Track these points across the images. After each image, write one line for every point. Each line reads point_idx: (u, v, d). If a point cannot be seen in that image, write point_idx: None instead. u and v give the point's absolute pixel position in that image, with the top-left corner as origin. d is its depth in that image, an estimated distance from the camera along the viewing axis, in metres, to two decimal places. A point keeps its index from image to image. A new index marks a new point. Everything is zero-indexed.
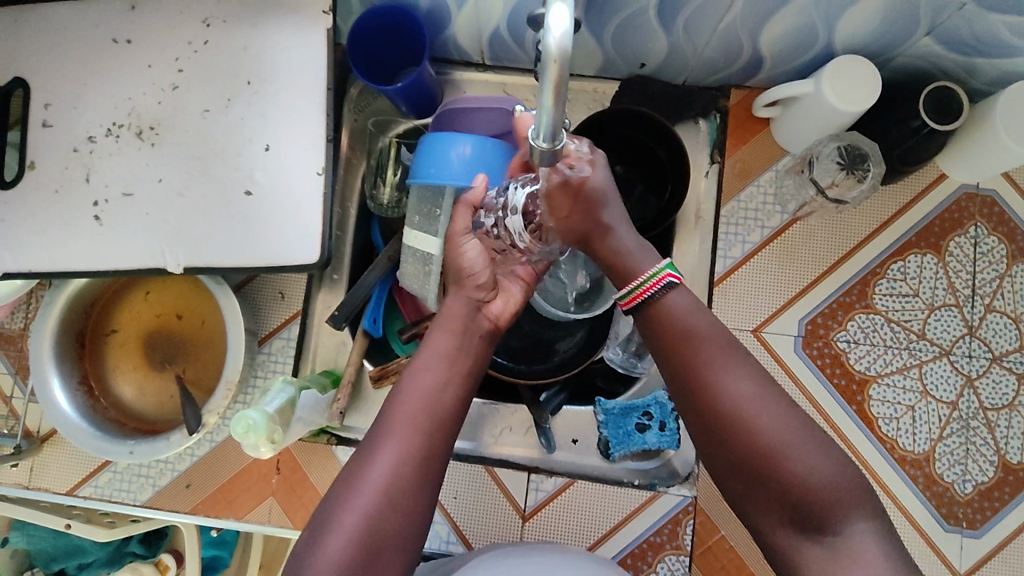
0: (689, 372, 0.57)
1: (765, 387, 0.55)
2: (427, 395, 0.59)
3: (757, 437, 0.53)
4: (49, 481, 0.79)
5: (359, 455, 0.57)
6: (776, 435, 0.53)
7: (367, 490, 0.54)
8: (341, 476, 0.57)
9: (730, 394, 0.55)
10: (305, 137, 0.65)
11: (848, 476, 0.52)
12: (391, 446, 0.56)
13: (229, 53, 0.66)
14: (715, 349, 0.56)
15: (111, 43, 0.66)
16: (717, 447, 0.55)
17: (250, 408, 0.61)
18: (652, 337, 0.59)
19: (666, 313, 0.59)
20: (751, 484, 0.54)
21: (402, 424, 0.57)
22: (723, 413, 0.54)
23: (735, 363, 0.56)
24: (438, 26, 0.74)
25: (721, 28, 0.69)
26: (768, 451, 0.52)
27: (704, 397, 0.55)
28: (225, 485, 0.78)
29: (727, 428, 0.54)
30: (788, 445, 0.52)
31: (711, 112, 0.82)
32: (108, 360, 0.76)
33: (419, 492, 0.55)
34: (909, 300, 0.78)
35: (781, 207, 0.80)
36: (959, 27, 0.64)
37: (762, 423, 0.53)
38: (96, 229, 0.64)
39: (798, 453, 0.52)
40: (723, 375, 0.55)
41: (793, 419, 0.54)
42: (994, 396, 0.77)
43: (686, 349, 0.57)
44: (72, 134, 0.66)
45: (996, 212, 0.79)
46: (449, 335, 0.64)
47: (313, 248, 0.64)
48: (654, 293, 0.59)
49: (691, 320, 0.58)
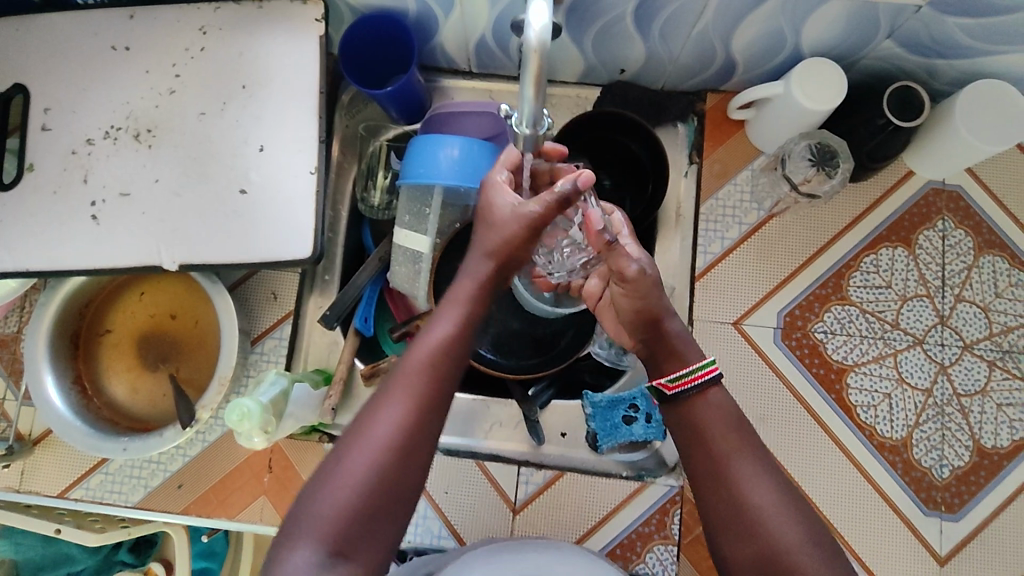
0: (717, 468, 0.56)
1: (788, 493, 0.55)
2: (446, 348, 0.57)
3: (776, 541, 0.53)
4: (40, 483, 0.79)
5: (370, 405, 0.55)
6: (794, 542, 0.53)
7: (378, 443, 0.53)
8: (351, 422, 0.56)
9: (757, 493, 0.54)
10: (298, 138, 0.67)
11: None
12: (404, 399, 0.55)
13: (225, 59, 0.69)
14: (745, 450, 0.56)
15: (110, 50, 0.69)
16: (734, 538, 0.54)
17: (245, 397, 0.62)
18: (683, 433, 0.59)
19: (700, 411, 0.58)
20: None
21: (417, 378, 0.55)
22: (747, 515, 0.54)
23: (763, 464, 0.56)
24: (427, 34, 0.78)
25: (694, 34, 0.73)
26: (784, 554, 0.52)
27: (730, 498, 0.55)
28: (217, 485, 0.78)
29: (749, 530, 0.53)
30: (803, 552, 0.52)
31: (688, 115, 0.86)
32: (101, 360, 0.76)
33: (428, 448, 0.54)
34: (882, 291, 0.81)
35: (758, 204, 0.83)
36: (916, 30, 0.68)
37: (783, 530, 0.53)
38: (93, 227, 0.66)
39: (811, 562, 0.52)
40: (749, 477, 0.55)
41: (810, 531, 0.54)
42: (967, 383, 0.80)
43: (717, 448, 0.57)
44: (71, 136, 0.68)
45: (961, 206, 0.83)
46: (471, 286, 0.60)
47: (306, 244, 0.66)
48: (696, 385, 0.59)
49: (719, 421, 0.57)
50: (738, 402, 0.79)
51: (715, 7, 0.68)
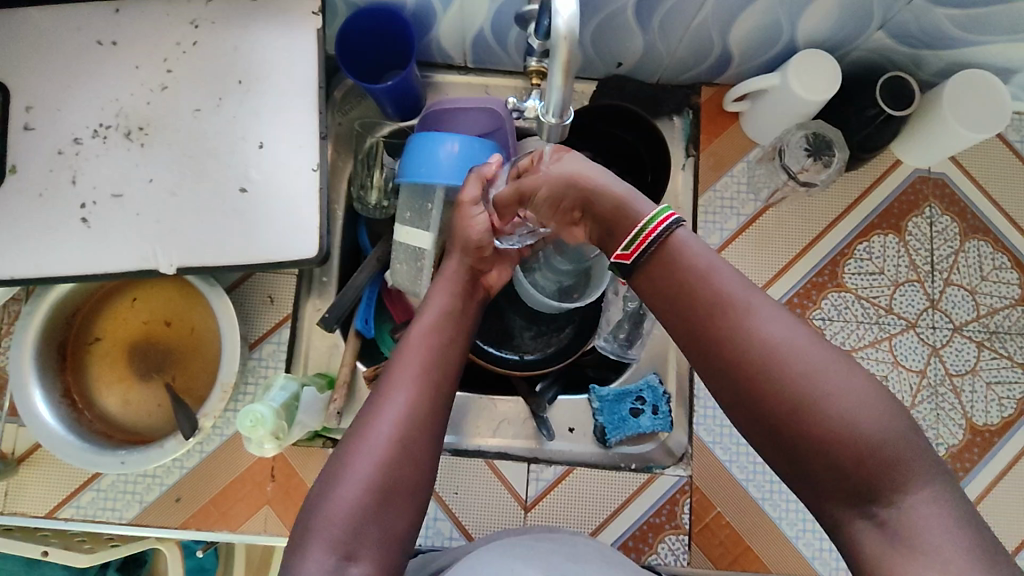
0: (715, 321, 0.50)
1: (800, 329, 0.49)
2: (433, 358, 0.60)
3: (789, 382, 0.47)
4: (26, 503, 0.75)
5: (367, 410, 0.57)
6: (821, 383, 0.46)
7: (379, 443, 0.54)
8: (350, 427, 0.56)
9: (756, 331, 0.49)
10: (298, 134, 0.65)
11: (895, 414, 0.46)
12: (399, 398, 0.56)
13: (219, 54, 0.66)
14: (727, 290, 0.51)
15: (96, 45, 0.66)
16: (744, 395, 0.49)
17: (257, 403, 0.62)
18: (674, 291, 0.53)
19: (677, 258, 0.53)
20: (785, 434, 0.47)
21: (408, 379, 0.57)
22: (752, 358, 0.48)
23: (764, 303, 0.50)
24: (424, 28, 0.76)
25: (693, 27, 0.73)
26: (811, 403, 0.46)
27: (730, 352, 0.49)
28: (217, 496, 0.75)
29: (754, 379, 0.48)
30: (837, 392, 0.46)
31: (684, 108, 0.86)
32: (90, 371, 0.73)
33: (431, 444, 0.56)
34: (876, 277, 0.83)
35: (754, 195, 0.84)
36: (909, 21, 0.70)
37: (808, 375, 0.47)
38: (83, 231, 0.63)
39: (847, 404, 0.46)
40: (750, 319, 0.49)
41: (834, 365, 0.47)
42: (959, 363, 0.82)
43: (706, 300, 0.51)
44: (56, 136, 0.65)
45: (947, 193, 0.85)
46: (447, 292, 0.64)
47: (311, 243, 0.64)
48: (657, 237, 0.54)
49: (701, 263, 0.52)
50: None
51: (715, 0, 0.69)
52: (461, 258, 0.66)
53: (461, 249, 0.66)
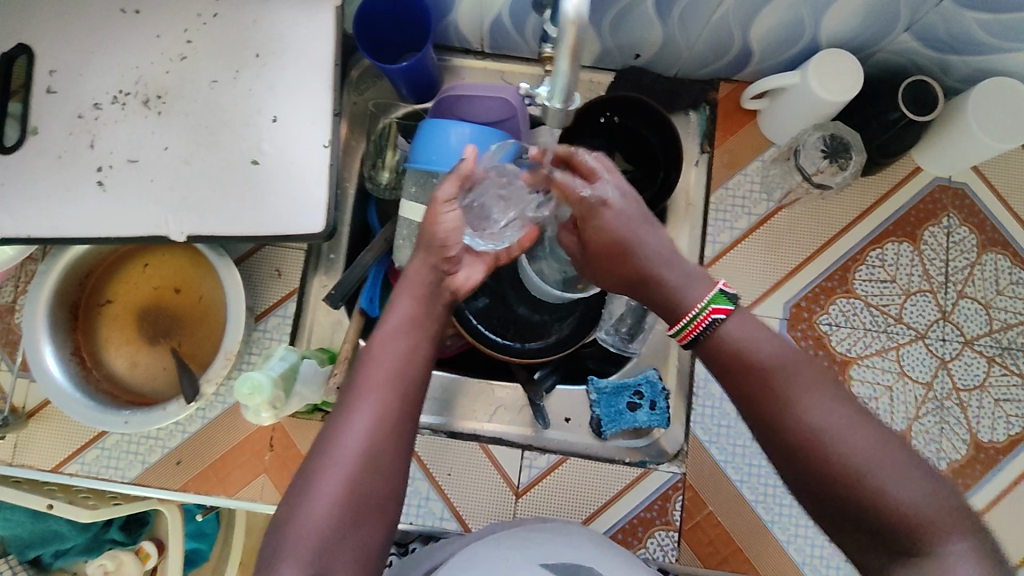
0: (761, 398, 0.49)
1: (855, 410, 0.47)
2: (397, 366, 0.55)
3: (846, 467, 0.45)
4: (34, 456, 0.77)
5: (331, 424, 0.53)
6: (865, 455, 0.45)
7: (346, 460, 0.50)
8: (313, 445, 0.53)
9: (807, 411, 0.47)
10: (310, 110, 0.66)
11: (947, 501, 0.44)
12: (365, 411, 0.52)
13: (238, 27, 0.67)
14: (777, 373, 0.49)
15: (119, 13, 0.67)
16: (795, 475, 0.48)
17: (255, 370, 0.63)
18: (715, 371, 0.52)
19: (726, 339, 0.51)
20: (835, 514, 0.47)
21: (374, 391, 0.54)
22: (805, 439, 0.47)
23: (820, 384, 0.48)
24: (443, 11, 0.77)
25: (713, 21, 0.73)
26: (855, 476, 0.45)
27: (782, 433, 0.48)
28: (216, 462, 0.77)
29: (808, 460, 0.47)
30: (879, 462, 0.45)
31: (701, 103, 0.86)
32: (100, 331, 0.75)
33: (396, 458, 0.52)
34: (887, 285, 0.82)
35: (767, 195, 0.83)
36: (936, 23, 0.68)
37: (851, 448, 0.45)
38: (98, 194, 0.64)
39: (892, 474, 0.44)
40: (802, 401, 0.47)
41: (891, 449, 0.45)
42: (967, 377, 0.81)
43: (757, 379, 0.49)
44: (77, 100, 0.66)
45: (966, 204, 0.83)
46: (411, 297, 0.60)
47: (318, 218, 0.65)
48: (704, 328, 0.52)
49: (747, 341, 0.50)
50: None
51: None
52: (426, 258, 0.61)
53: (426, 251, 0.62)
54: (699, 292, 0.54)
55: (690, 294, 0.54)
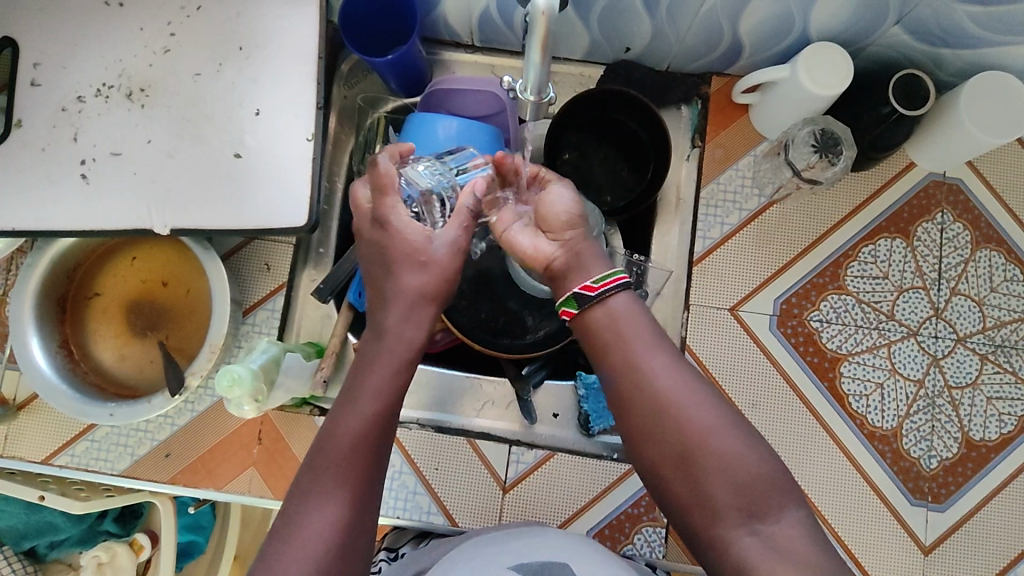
0: (623, 372, 0.55)
1: (693, 375, 0.55)
2: (366, 447, 0.53)
3: (688, 427, 0.52)
4: (24, 448, 0.78)
5: (294, 512, 0.51)
6: (709, 428, 0.52)
7: (311, 545, 0.49)
8: (275, 528, 0.51)
9: (658, 375, 0.54)
10: (294, 103, 0.66)
11: (771, 460, 0.52)
12: (332, 502, 0.51)
13: (222, 19, 0.67)
14: (641, 341, 0.56)
15: (103, 6, 0.67)
16: (649, 438, 0.54)
17: (236, 363, 0.63)
18: (588, 337, 0.58)
19: (607, 306, 0.58)
20: (683, 478, 0.52)
21: (341, 474, 0.52)
22: (655, 398, 0.54)
23: (665, 348, 0.56)
24: (429, 4, 0.76)
25: (702, 14, 0.72)
26: (699, 446, 0.52)
27: (641, 396, 0.54)
28: (205, 455, 0.77)
29: (665, 424, 0.53)
30: (721, 434, 0.52)
31: (693, 98, 0.85)
32: (88, 324, 0.75)
33: (365, 540, 0.52)
34: (879, 282, 0.81)
35: (759, 190, 0.83)
36: (928, 16, 0.67)
37: (697, 417, 0.53)
38: (82, 187, 0.65)
39: (731, 444, 0.52)
40: (652, 363, 0.55)
41: (723, 411, 0.54)
42: (959, 375, 0.80)
43: (619, 341, 0.56)
44: (61, 93, 0.66)
45: (961, 200, 0.82)
46: (385, 368, 0.56)
47: (301, 212, 0.65)
48: (610, 288, 0.58)
49: (618, 312, 0.57)
50: (730, 388, 0.79)
51: None
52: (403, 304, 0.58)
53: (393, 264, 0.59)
54: (596, 268, 0.60)
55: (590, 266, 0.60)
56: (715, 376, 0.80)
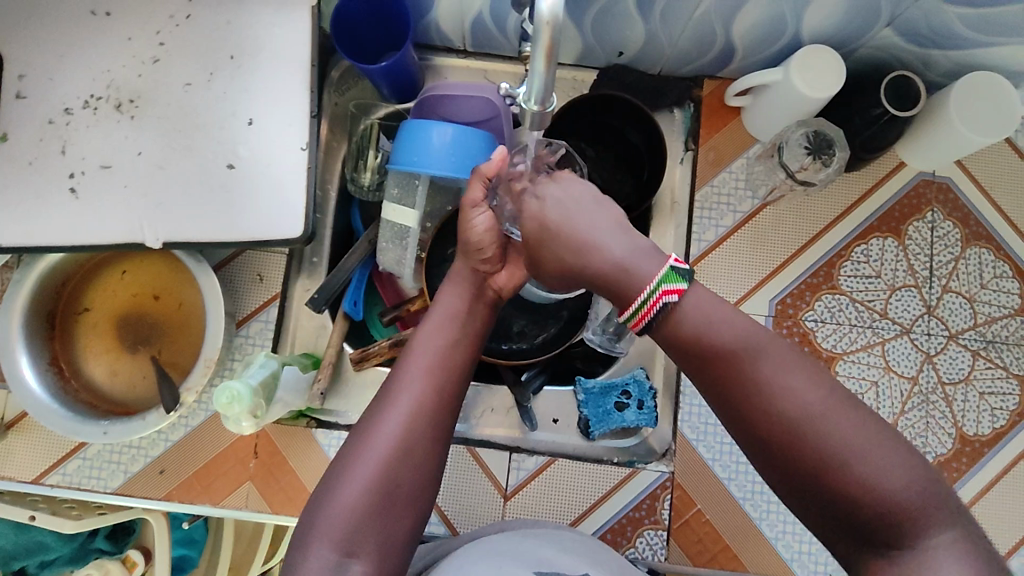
0: (732, 380, 0.47)
1: (827, 384, 0.45)
2: (440, 357, 0.58)
3: (821, 448, 0.44)
4: (13, 468, 0.76)
5: (375, 406, 0.57)
6: (848, 443, 0.43)
7: (379, 446, 0.54)
8: (355, 429, 0.56)
9: (780, 392, 0.45)
10: (287, 112, 0.65)
11: (924, 480, 0.43)
12: (404, 400, 0.56)
13: (213, 28, 0.66)
14: (750, 355, 0.46)
15: (89, 15, 0.66)
16: (768, 455, 0.46)
17: (234, 380, 0.62)
18: (680, 349, 0.49)
19: (694, 318, 0.48)
20: (808, 498, 0.46)
21: (416, 378, 0.57)
22: (779, 419, 0.45)
23: (788, 355, 0.46)
24: (421, 10, 0.76)
25: (695, 17, 0.72)
26: (830, 468, 0.43)
27: (755, 416, 0.46)
28: (201, 471, 0.76)
29: (789, 444, 0.45)
30: (863, 450, 0.43)
31: (685, 101, 0.85)
32: (79, 340, 0.74)
33: (434, 444, 0.55)
34: (872, 281, 0.82)
35: (752, 192, 0.83)
36: (917, 18, 0.68)
37: (830, 434, 0.44)
38: (71, 201, 0.63)
39: (874, 461, 0.43)
40: (771, 376, 0.46)
41: (865, 425, 0.44)
42: (952, 372, 0.81)
43: (725, 355, 0.47)
44: (47, 105, 0.65)
45: (950, 198, 0.84)
46: (458, 288, 0.63)
47: (297, 223, 0.64)
48: (660, 311, 0.48)
49: (714, 319, 0.47)
50: None
51: None
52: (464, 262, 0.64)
53: (463, 253, 0.64)
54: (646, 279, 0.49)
55: (644, 270, 0.49)
56: None
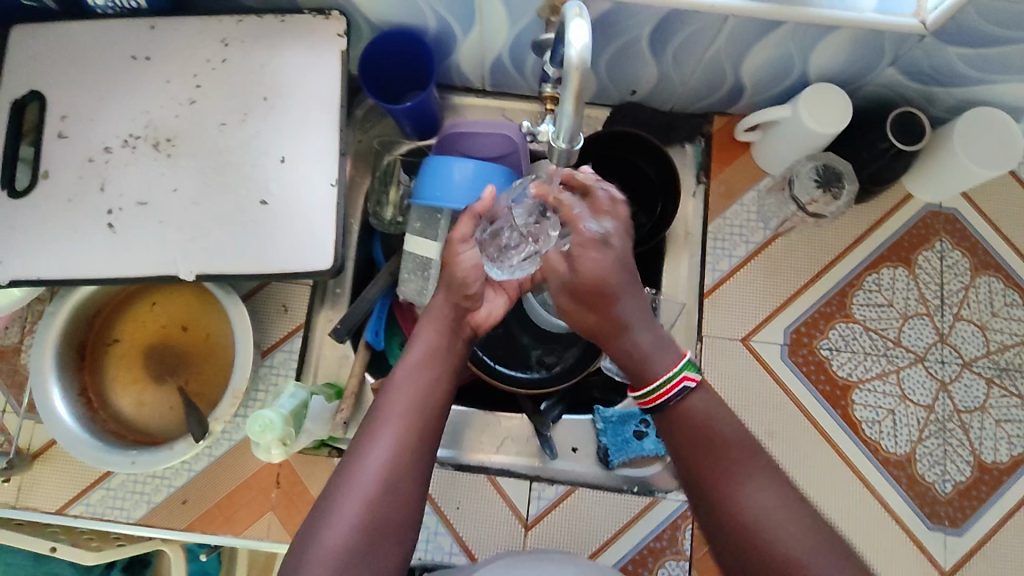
0: (707, 484, 0.54)
1: (787, 496, 0.52)
2: (419, 396, 0.60)
3: (777, 554, 0.50)
4: (37, 499, 0.77)
5: (354, 446, 0.58)
6: (797, 559, 0.49)
7: (362, 482, 0.55)
8: (334, 471, 0.57)
9: (746, 503, 0.52)
10: (317, 150, 0.68)
11: None
12: (385, 439, 0.57)
13: (249, 71, 0.69)
14: (728, 463, 0.54)
15: (131, 60, 0.69)
16: (733, 560, 0.52)
17: (266, 408, 0.63)
18: (670, 444, 0.57)
19: (686, 418, 0.56)
20: None
21: (395, 419, 0.58)
22: (740, 525, 0.52)
23: (762, 472, 0.53)
24: (444, 52, 0.79)
25: (706, 58, 0.75)
26: (786, 574, 0.49)
27: (721, 518, 0.53)
28: (223, 501, 0.77)
29: (748, 548, 0.51)
30: (811, 566, 0.49)
31: (696, 136, 0.88)
32: (108, 371, 0.75)
33: (416, 481, 0.57)
34: (884, 310, 0.83)
35: (764, 223, 0.85)
36: (920, 58, 0.71)
37: (781, 536, 0.50)
38: (109, 236, 0.66)
39: (821, 575, 0.48)
40: (740, 486, 0.53)
41: (817, 542, 0.50)
42: (968, 400, 0.82)
43: (710, 462, 0.54)
44: (88, 144, 0.68)
45: (958, 229, 0.86)
46: (435, 326, 0.65)
47: (326, 256, 0.66)
48: (668, 399, 0.57)
49: (706, 420, 0.56)
50: (747, 419, 0.80)
51: (726, 35, 0.70)
52: (446, 295, 0.66)
53: (446, 287, 0.66)
54: (663, 363, 0.59)
55: (655, 367, 0.59)
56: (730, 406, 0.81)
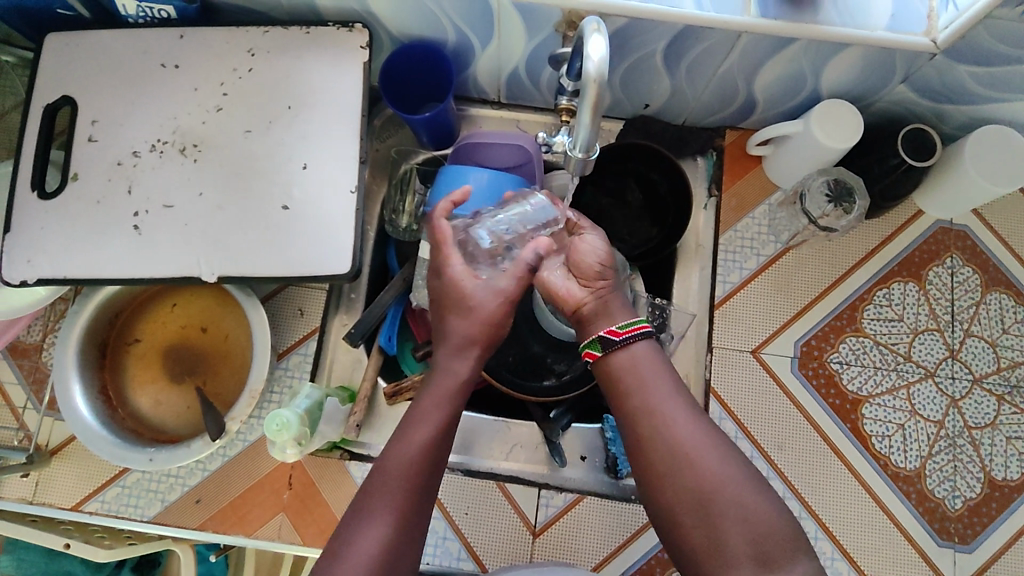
0: (643, 414, 0.60)
1: (708, 424, 0.59)
2: (419, 471, 0.58)
3: (702, 469, 0.56)
4: (54, 495, 0.78)
5: (349, 526, 0.56)
6: (723, 474, 0.56)
7: (358, 563, 0.53)
8: (331, 543, 0.56)
9: (675, 423, 0.59)
10: (337, 158, 0.70)
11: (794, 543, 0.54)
12: (382, 521, 0.55)
13: (273, 80, 0.71)
14: (655, 390, 0.61)
15: (159, 67, 0.71)
16: (662, 479, 0.57)
17: (283, 409, 0.65)
18: (612, 381, 0.63)
19: (627, 358, 0.63)
20: (691, 521, 0.56)
21: (392, 494, 0.56)
22: (671, 443, 0.58)
23: (682, 397, 0.61)
24: (462, 65, 0.81)
25: (719, 73, 0.76)
26: (712, 488, 0.55)
27: (650, 441, 0.59)
28: (236, 501, 0.78)
29: (677, 465, 0.57)
30: (733, 478, 0.56)
31: (708, 150, 0.89)
32: (127, 369, 0.77)
33: (411, 559, 0.55)
34: (895, 324, 0.84)
35: (775, 237, 0.86)
36: (931, 76, 0.72)
37: (708, 457, 0.57)
38: (134, 237, 0.67)
39: (740, 486, 0.56)
40: (670, 411, 0.60)
41: (738, 462, 0.57)
42: (978, 416, 0.82)
43: (644, 391, 0.61)
44: (117, 148, 0.70)
45: (969, 245, 0.86)
46: (437, 391, 0.63)
47: (344, 261, 0.68)
48: (634, 335, 0.64)
49: (640, 361, 0.63)
50: (756, 431, 0.81)
51: (739, 52, 0.72)
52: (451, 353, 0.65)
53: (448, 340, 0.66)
54: (621, 316, 0.66)
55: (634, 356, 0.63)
56: (739, 417, 0.81)
